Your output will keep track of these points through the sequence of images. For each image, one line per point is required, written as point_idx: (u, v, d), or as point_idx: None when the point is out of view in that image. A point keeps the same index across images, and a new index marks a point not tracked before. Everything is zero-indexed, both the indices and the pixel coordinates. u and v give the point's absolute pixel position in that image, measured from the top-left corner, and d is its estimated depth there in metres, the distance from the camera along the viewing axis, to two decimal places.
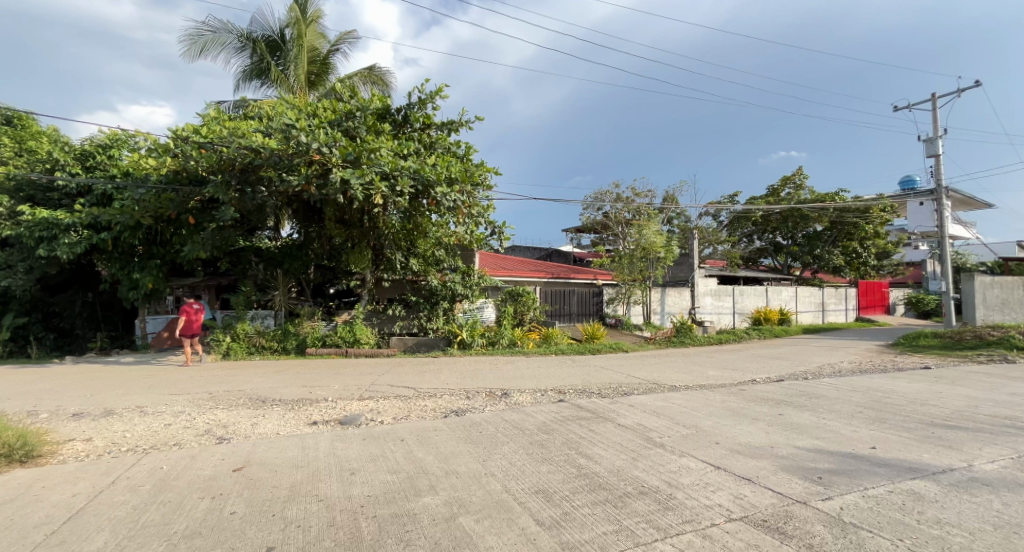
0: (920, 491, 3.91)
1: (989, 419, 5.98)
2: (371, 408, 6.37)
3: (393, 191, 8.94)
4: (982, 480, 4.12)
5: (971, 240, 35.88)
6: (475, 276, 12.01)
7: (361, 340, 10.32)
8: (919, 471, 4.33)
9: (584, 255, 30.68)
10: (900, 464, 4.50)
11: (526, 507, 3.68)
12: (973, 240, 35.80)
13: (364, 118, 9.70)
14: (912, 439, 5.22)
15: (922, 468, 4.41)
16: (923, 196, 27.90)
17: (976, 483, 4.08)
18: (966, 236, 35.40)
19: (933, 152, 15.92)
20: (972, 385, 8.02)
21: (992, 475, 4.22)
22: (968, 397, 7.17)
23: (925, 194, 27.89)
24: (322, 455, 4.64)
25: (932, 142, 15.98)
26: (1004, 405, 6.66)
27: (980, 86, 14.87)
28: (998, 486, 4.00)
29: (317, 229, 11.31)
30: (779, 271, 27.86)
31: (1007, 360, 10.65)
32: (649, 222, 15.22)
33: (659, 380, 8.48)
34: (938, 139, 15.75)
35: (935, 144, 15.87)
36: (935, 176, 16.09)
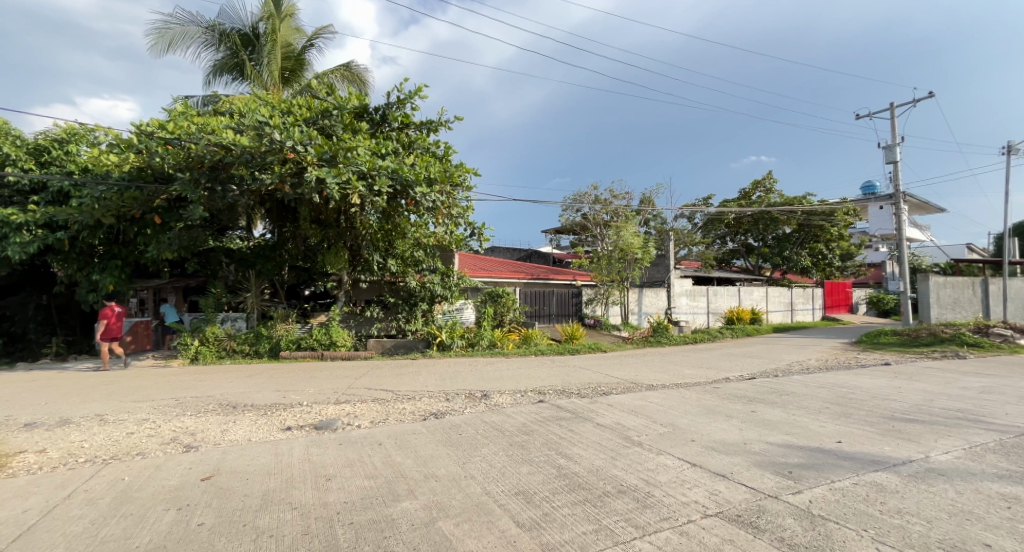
0: (882, 482, 4.01)
1: (945, 412, 6.20)
2: (347, 413, 6.22)
3: (371, 191, 8.79)
4: (937, 470, 4.26)
5: (927, 243, 37.45)
6: (454, 277, 11.95)
7: (338, 343, 10.10)
8: (880, 463, 4.45)
9: (564, 256, 30.89)
10: (862, 457, 4.62)
11: (506, 509, 3.64)
12: (928, 243, 37.41)
13: (341, 117, 9.49)
14: (875, 433, 5.36)
15: (883, 460, 4.53)
16: (883, 199, 29.03)
17: (932, 473, 4.22)
18: (922, 238, 37.01)
19: (892, 158, 16.52)
20: (928, 380, 8.33)
21: (946, 466, 4.36)
22: (925, 391, 7.44)
23: (885, 198, 29.02)
24: (296, 462, 4.50)
25: (892, 149, 16.62)
26: (957, 398, 6.93)
27: (932, 96, 16.00)
28: (952, 476, 4.14)
29: (291, 229, 11.10)
30: (751, 271, 28.57)
31: (961, 356, 11.11)
32: (625, 223, 15.36)
33: (637, 380, 8.54)
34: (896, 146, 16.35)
35: (894, 151, 16.48)
36: (893, 181, 16.80)
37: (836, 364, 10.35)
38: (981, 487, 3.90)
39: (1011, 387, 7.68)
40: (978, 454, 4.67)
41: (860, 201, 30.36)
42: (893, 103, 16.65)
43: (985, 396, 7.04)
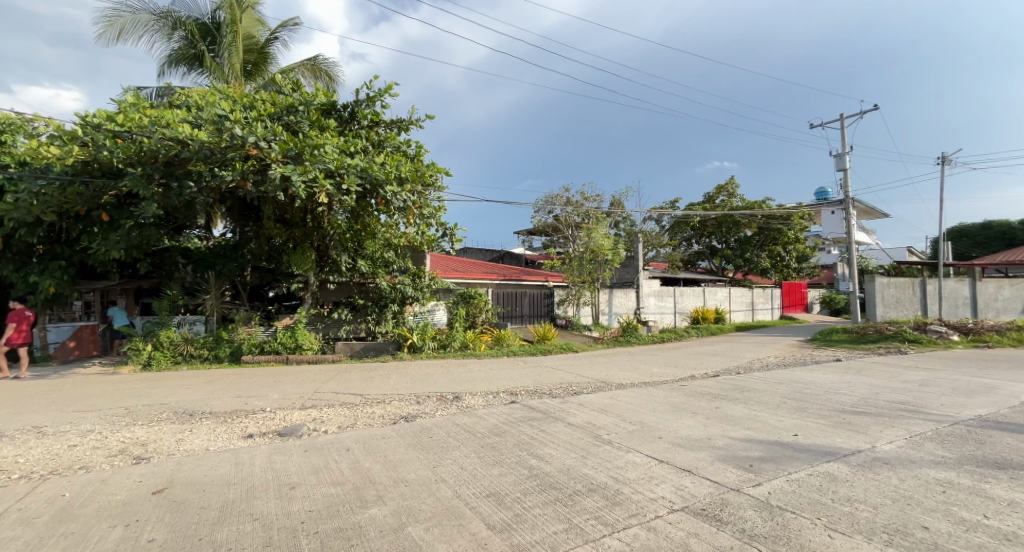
0: (834, 472, 4.14)
1: (888, 404, 6.50)
2: (313, 418, 6.03)
3: (339, 190, 8.58)
4: (882, 459, 4.44)
5: (873, 246, 39.51)
6: (426, 278, 11.79)
7: (304, 345, 9.83)
8: (832, 453, 4.61)
9: (536, 258, 31.03)
10: (816, 448, 4.77)
11: (477, 511, 3.58)
12: (875, 246, 39.46)
13: (307, 113, 9.24)
14: (828, 425, 5.56)
15: (834, 451, 4.69)
16: (834, 205, 30.48)
17: (877, 462, 4.39)
18: (868, 241, 39.03)
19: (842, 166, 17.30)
20: (875, 374, 8.74)
21: (890, 454, 4.56)
22: (872, 385, 7.79)
23: (836, 204, 30.44)
24: (258, 471, 4.32)
25: (842, 157, 17.41)
26: (900, 391, 7.28)
27: (877, 108, 16.95)
28: (895, 464, 4.32)
29: (254, 228, 10.80)
30: (716, 272, 29.39)
31: (903, 351, 11.72)
32: (596, 225, 15.59)
33: (607, 379, 8.59)
34: (846, 154, 17.14)
35: (843, 159, 17.27)
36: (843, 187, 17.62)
37: (794, 360, 10.73)
38: (921, 474, 4.09)
39: (947, 380, 8.13)
40: (918, 442, 4.90)
41: (813, 205, 31.74)
42: (843, 114, 17.48)
43: (924, 388, 7.43)
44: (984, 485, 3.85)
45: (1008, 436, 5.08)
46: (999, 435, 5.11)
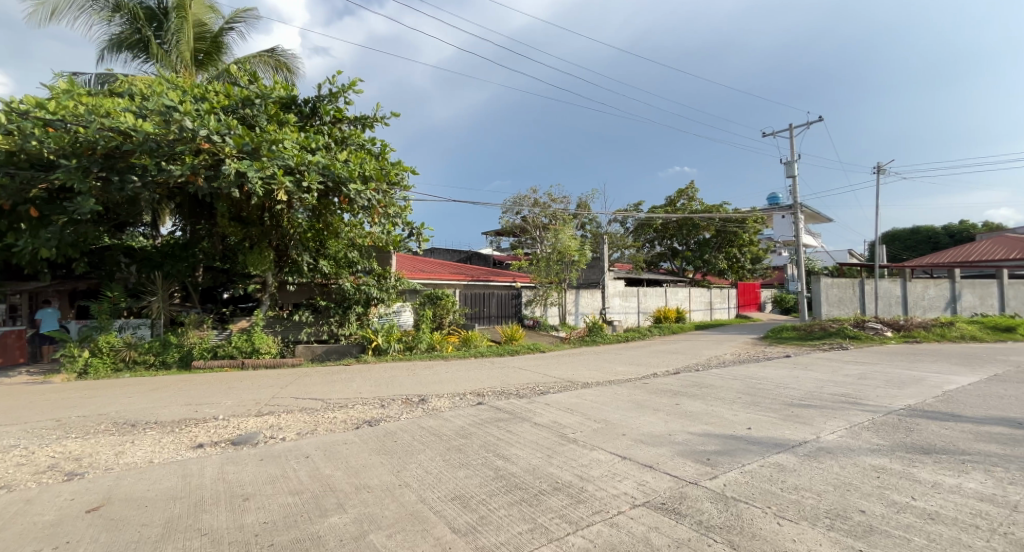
0: (783, 462, 4.28)
1: (831, 396, 6.80)
2: (271, 425, 5.78)
3: (299, 187, 8.29)
4: (826, 448, 4.62)
5: (820, 249, 41.61)
6: (391, 279, 11.55)
7: (261, 350, 9.44)
8: (782, 445, 4.76)
9: (503, 258, 31.02)
10: (767, 441, 4.91)
11: (442, 515, 3.49)
12: (821, 249, 41.61)
13: (265, 107, 8.88)
14: (778, 418, 5.75)
15: (784, 442, 4.85)
16: (784, 210, 31.84)
17: (821, 451, 4.56)
18: (815, 244, 41.12)
19: (791, 173, 18.06)
20: (820, 369, 9.17)
21: (832, 444, 4.75)
22: (817, 379, 8.15)
23: (786, 209, 31.80)
24: (208, 482, 4.08)
25: (791, 165, 18.22)
26: (843, 384, 7.64)
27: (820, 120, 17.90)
28: (836, 453, 4.50)
29: (206, 226, 10.34)
30: (677, 272, 30.19)
31: (845, 347, 12.34)
32: (563, 226, 15.70)
33: (573, 378, 8.64)
34: (795, 162, 17.92)
35: (791, 166, 18.06)
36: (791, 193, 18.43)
37: (748, 357, 11.13)
38: (859, 461, 4.29)
39: (882, 373, 8.61)
40: (856, 432, 5.12)
41: (766, 209, 33.11)
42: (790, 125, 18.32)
43: (862, 381, 7.83)
44: (913, 469, 4.07)
45: (934, 423, 5.39)
46: (926, 423, 5.42)
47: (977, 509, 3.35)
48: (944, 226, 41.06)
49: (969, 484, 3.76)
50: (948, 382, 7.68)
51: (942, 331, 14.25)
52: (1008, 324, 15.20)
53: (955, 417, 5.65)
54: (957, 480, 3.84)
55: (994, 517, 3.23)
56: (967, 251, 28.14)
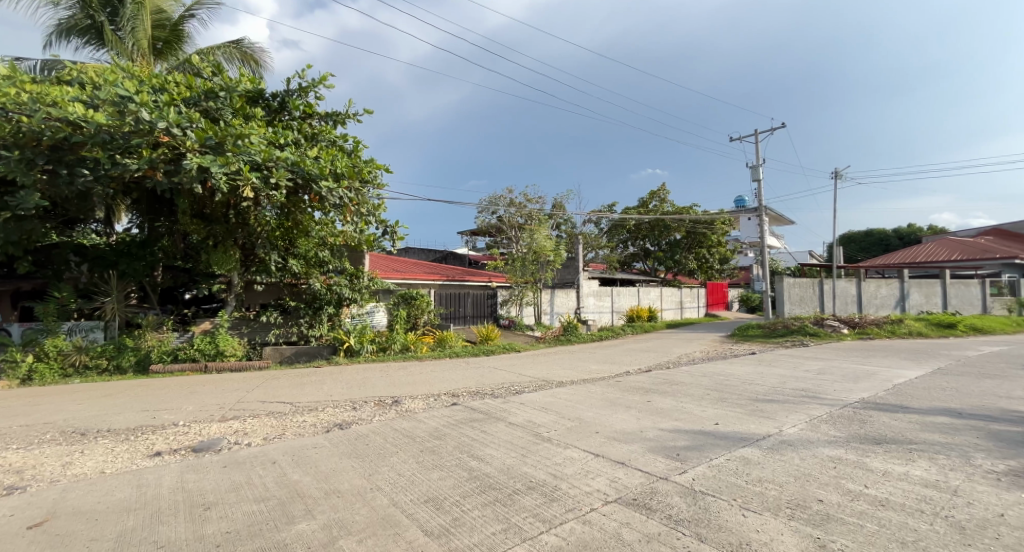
0: (748, 456, 4.36)
1: (792, 391, 6.99)
2: (236, 430, 5.56)
3: (266, 183, 8.04)
4: (787, 441, 4.73)
5: (784, 250, 43.09)
6: (364, 279, 11.31)
7: (226, 352, 9.13)
8: (747, 439, 4.84)
9: (479, 258, 30.90)
10: (733, 435, 5.00)
11: (414, 518, 3.40)
12: (784, 250, 43.10)
13: (229, 100, 8.55)
14: (743, 413, 5.87)
15: (749, 436, 4.94)
16: (750, 212, 32.87)
17: (783, 444, 4.67)
18: (779, 245, 42.55)
19: (757, 177, 18.57)
20: (782, 365, 9.46)
21: (794, 437, 4.86)
22: (779, 374, 8.38)
23: (751, 212, 32.81)
24: (166, 492, 3.88)
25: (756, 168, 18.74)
26: (804, 379, 7.88)
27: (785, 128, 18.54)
28: (797, 445, 4.62)
29: (166, 223, 9.93)
30: (649, 272, 30.68)
31: (806, 344, 12.76)
32: (539, 226, 15.72)
33: (548, 377, 8.65)
34: (760, 166, 18.44)
35: (757, 170, 18.58)
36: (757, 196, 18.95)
37: (716, 354, 11.40)
38: (817, 452, 4.41)
39: (839, 368, 8.96)
40: (815, 425, 5.27)
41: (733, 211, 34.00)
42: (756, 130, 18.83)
43: (821, 376, 8.10)
44: (866, 459, 4.21)
45: (884, 415, 5.60)
46: (877, 414, 5.62)
47: (923, 495, 3.49)
48: (895, 229, 43.15)
49: (916, 472, 3.91)
50: (897, 376, 8.01)
51: (892, 328, 14.87)
52: (950, 321, 15.99)
53: (903, 409, 5.88)
54: (905, 468, 3.99)
55: (939, 502, 3.37)
56: (915, 251, 29.56)
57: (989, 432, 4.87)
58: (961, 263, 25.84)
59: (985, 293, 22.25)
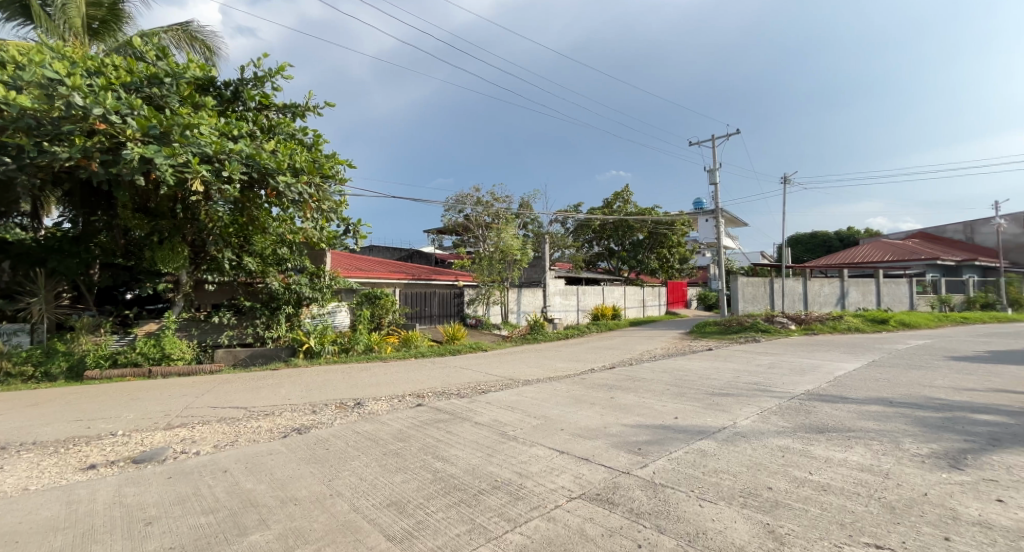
0: (705, 448, 4.42)
1: (745, 385, 7.20)
2: (183, 439, 5.22)
3: (217, 177, 7.62)
4: (741, 433, 4.84)
5: (739, 251, 44.82)
6: (326, 278, 10.94)
7: (173, 356, 8.62)
8: (704, 432, 4.92)
9: (446, 256, 30.59)
10: (692, 428, 5.07)
11: (376, 523, 3.26)
12: (738, 251, 44.85)
13: (176, 87, 8.07)
14: (700, 407, 5.98)
15: (705, 429, 5.02)
16: (708, 214, 34.04)
17: (737, 436, 4.77)
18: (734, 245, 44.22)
19: (713, 180, 19.16)
20: (736, 359, 9.79)
21: (747, 428, 4.98)
22: (733, 369, 8.63)
23: (709, 214, 33.98)
24: (101, 508, 3.58)
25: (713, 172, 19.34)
26: (756, 373, 8.16)
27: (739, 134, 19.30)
28: (750, 436, 4.73)
29: (104, 217, 9.30)
30: (613, 272, 31.17)
31: (758, 340, 13.25)
32: (505, 225, 15.63)
33: (514, 376, 8.60)
34: (717, 170, 19.00)
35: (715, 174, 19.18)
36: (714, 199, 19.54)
37: (677, 351, 11.69)
38: (768, 442, 4.52)
39: (787, 361, 9.35)
40: (766, 416, 5.42)
41: (692, 212, 35.04)
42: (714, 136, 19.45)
43: (771, 370, 8.42)
44: (810, 447, 4.35)
45: (827, 405, 5.83)
46: (820, 405, 5.85)
47: (858, 478, 3.63)
48: (837, 232, 45.74)
49: (853, 457, 4.07)
50: (838, 369, 8.40)
51: (834, 324, 15.65)
52: (883, 316, 17.04)
53: (842, 399, 6.16)
54: (844, 454, 4.15)
55: (873, 484, 3.51)
56: (854, 252, 31.43)
57: (916, 419, 5.14)
58: (892, 263, 27.72)
59: (914, 292, 23.80)
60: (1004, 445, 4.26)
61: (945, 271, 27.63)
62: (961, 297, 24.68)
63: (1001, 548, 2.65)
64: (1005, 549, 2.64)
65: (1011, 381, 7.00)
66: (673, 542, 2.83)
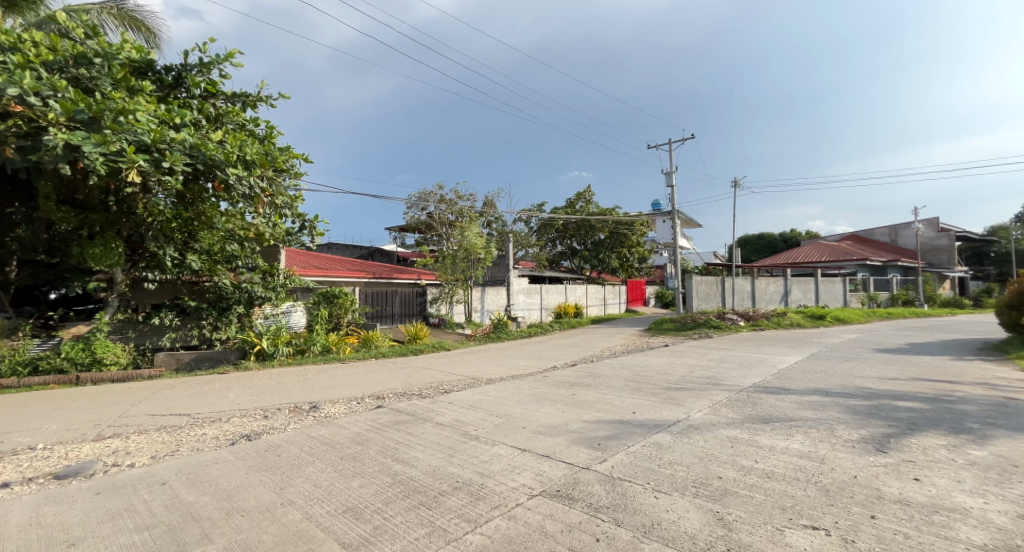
0: (661, 441, 4.49)
1: (698, 379, 7.41)
2: (116, 450, 4.83)
3: (157, 167, 7.12)
4: (694, 425, 4.95)
5: (694, 251, 46.46)
6: (280, 276, 10.48)
7: (105, 361, 8.07)
8: (660, 425, 5.01)
9: (408, 254, 30.08)
10: (648, 422, 5.15)
11: (331, 530, 3.11)
12: (693, 251, 46.46)
13: (109, 69, 7.48)
14: (656, 401, 6.09)
15: (661, 423, 5.11)
16: (666, 215, 35.10)
17: (690, 428, 4.88)
18: (689, 245, 45.80)
19: (671, 182, 19.69)
20: (691, 355, 10.10)
21: (700, 421, 5.10)
22: (688, 364, 8.89)
23: (667, 215, 35.04)
24: (18, 530, 3.24)
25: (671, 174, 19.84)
26: (709, 368, 8.44)
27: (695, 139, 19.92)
28: (702, 428, 4.84)
29: (25, 210, 8.50)
30: (575, 271, 31.58)
31: (710, 336, 13.74)
32: (469, 224, 15.46)
33: (477, 375, 8.52)
34: (674, 172, 19.52)
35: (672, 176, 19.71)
36: (671, 200, 20.10)
37: (636, 347, 11.93)
38: (718, 434, 4.64)
39: (737, 356, 9.73)
40: (716, 409, 5.58)
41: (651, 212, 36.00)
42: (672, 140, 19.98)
43: (721, 364, 8.74)
44: (756, 436, 4.50)
45: (771, 396, 6.07)
46: (766, 396, 6.10)
47: (798, 464, 3.77)
48: (782, 234, 48.23)
49: (795, 445, 4.24)
50: (781, 362, 8.80)
51: (778, 320, 16.43)
52: (820, 312, 18.05)
53: (785, 390, 6.45)
54: (786, 442, 4.31)
55: (810, 469, 3.66)
56: (797, 252, 33.23)
57: (848, 407, 5.43)
58: (830, 263, 29.47)
59: (849, 290, 25.36)
60: (922, 428, 4.56)
61: (874, 271, 29.65)
62: (886, 294, 26.57)
63: (918, 522, 2.82)
64: (921, 524, 2.80)
65: (930, 370, 7.53)
66: (630, 534, 2.84)
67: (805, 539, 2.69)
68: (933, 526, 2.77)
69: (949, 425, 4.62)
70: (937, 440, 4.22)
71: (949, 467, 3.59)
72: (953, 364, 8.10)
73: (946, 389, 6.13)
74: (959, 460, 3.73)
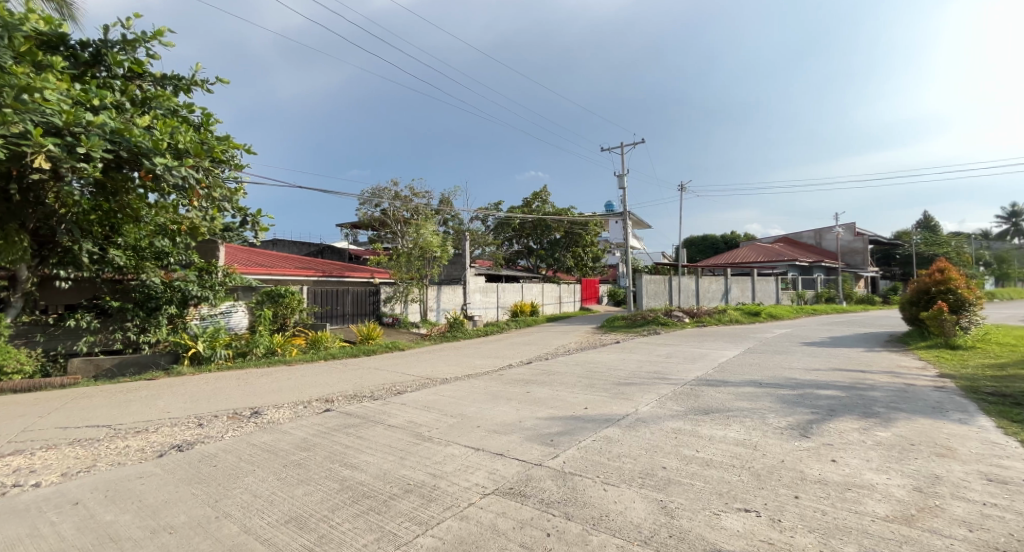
0: (610, 435, 4.59)
1: (647, 373, 7.66)
2: (22, 468, 4.38)
3: (71, 153, 6.45)
4: (642, 419, 5.09)
5: (643, 251, 48.07)
6: (218, 274, 9.92)
7: (7, 369, 7.29)
8: (610, 420, 5.12)
9: (359, 253, 29.18)
10: (599, 417, 5.26)
11: (271, 542, 2.94)
12: (642, 251, 48.03)
13: (10, 41, 6.74)
14: (606, 396, 6.23)
15: (611, 417, 5.23)
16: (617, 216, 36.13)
17: (638, 421, 5.02)
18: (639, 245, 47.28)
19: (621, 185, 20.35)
20: (642, 351, 10.44)
21: (648, 414, 5.25)
22: (637, 359, 9.17)
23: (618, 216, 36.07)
24: None
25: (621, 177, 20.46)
26: (657, 363, 8.74)
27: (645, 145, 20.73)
28: (649, 421, 4.99)
29: None
30: (530, 270, 31.87)
31: (659, 332, 14.25)
32: (424, 222, 15.22)
33: (432, 375, 8.39)
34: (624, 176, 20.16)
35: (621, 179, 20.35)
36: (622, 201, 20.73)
37: (589, 344, 12.18)
38: (664, 426, 4.80)
39: (684, 351, 10.15)
40: (663, 402, 5.78)
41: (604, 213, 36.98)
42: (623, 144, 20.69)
43: (668, 359, 9.08)
44: (698, 427, 4.69)
45: (712, 388, 6.37)
46: (707, 389, 6.38)
47: (735, 452, 3.96)
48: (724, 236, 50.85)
49: (732, 433, 4.45)
50: (721, 356, 9.25)
51: (720, 316, 17.27)
52: (756, 308, 19.18)
53: (725, 382, 6.78)
54: (724, 431, 4.52)
55: (746, 456, 3.85)
56: (738, 253, 35.14)
57: (779, 396, 5.78)
58: (766, 263, 31.36)
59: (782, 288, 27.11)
60: (840, 414, 4.93)
61: (802, 271, 31.83)
62: (812, 291, 28.62)
63: (834, 499, 3.03)
64: (836, 501, 3.01)
65: (850, 360, 8.17)
66: (579, 527, 2.87)
67: (740, 521, 2.82)
68: (847, 502, 2.99)
69: (861, 410, 5.02)
70: (852, 424, 4.57)
71: (861, 448, 3.90)
72: (868, 355, 8.84)
73: (859, 378, 6.67)
74: (869, 441, 4.06)
